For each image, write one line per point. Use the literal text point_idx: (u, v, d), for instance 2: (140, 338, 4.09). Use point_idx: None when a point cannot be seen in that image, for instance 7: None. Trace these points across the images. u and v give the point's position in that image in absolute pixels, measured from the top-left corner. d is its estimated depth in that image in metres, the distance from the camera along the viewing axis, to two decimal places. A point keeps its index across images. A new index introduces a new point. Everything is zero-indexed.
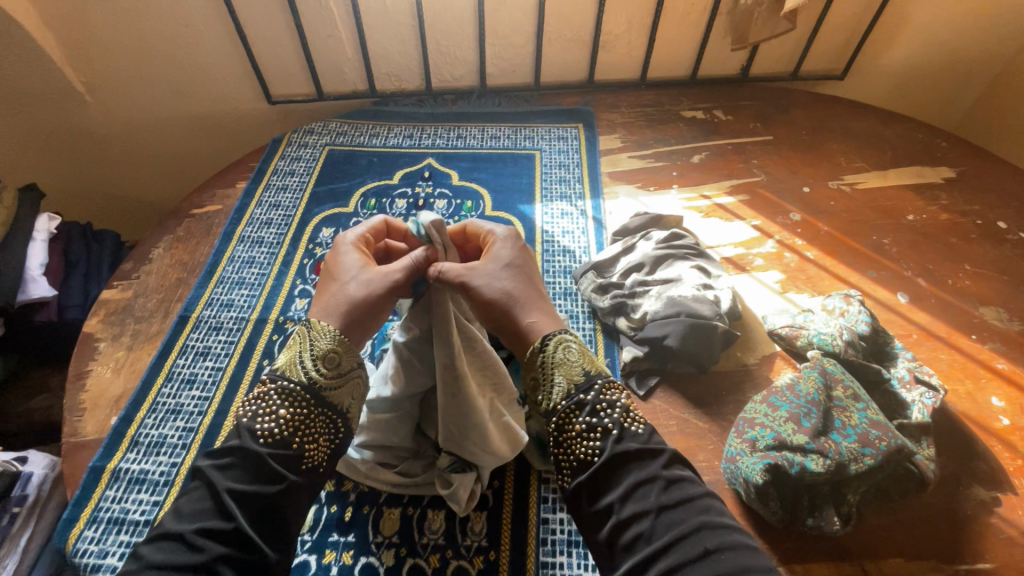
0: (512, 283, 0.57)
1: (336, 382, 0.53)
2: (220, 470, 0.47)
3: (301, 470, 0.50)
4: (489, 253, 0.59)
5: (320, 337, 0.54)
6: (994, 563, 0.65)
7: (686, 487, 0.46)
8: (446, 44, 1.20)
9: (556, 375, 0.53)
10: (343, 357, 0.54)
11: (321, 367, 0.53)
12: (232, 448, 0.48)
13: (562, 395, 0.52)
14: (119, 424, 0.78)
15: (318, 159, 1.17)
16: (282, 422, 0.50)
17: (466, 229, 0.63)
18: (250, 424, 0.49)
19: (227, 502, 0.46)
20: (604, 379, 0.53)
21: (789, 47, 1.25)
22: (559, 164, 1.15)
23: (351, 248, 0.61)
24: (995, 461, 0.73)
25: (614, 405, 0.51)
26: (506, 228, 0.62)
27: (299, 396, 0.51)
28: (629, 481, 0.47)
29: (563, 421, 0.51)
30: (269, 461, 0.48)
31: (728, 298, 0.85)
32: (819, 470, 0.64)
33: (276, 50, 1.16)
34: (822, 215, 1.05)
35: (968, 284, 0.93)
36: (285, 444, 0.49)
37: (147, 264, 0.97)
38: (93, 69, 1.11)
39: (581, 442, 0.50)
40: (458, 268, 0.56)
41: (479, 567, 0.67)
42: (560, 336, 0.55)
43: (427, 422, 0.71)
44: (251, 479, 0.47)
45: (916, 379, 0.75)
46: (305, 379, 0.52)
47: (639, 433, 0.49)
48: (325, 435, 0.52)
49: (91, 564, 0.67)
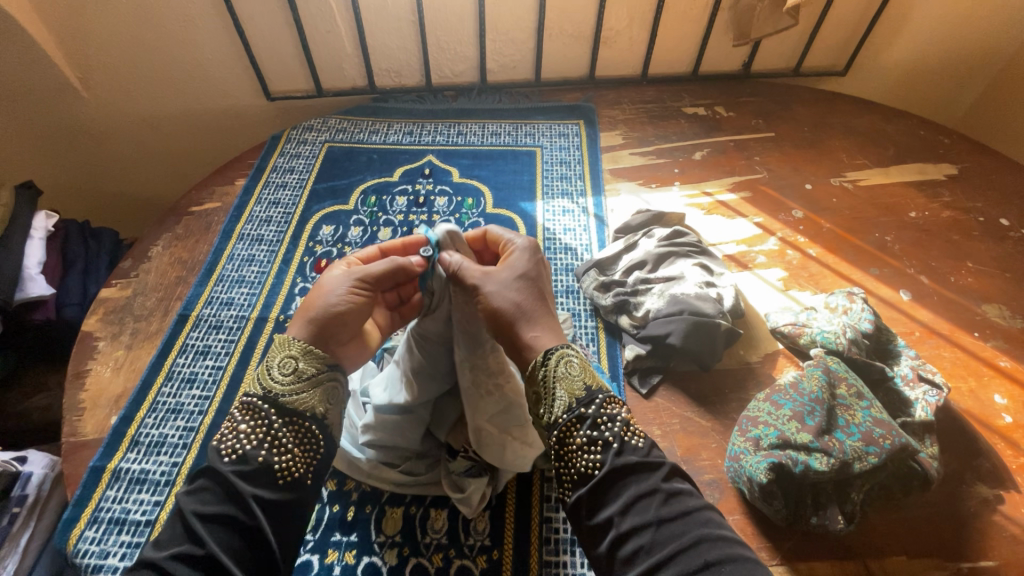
0: (522, 295, 0.56)
1: (298, 387, 0.53)
2: (191, 495, 0.47)
3: (277, 484, 0.49)
4: (506, 262, 0.58)
5: (277, 346, 0.54)
6: (997, 561, 0.65)
7: (686, 500, 0.46)
8: (446, 40, 1.19)
9: (557, 389, 0.52)
10: (303, 361, 0.54)
11: (277, 374, 0.53)
12: (200, 471, 0.49)
13: (563, 408, 0.51)
14: (119, 423, 0.78)
15: (318, 156, 1.16)
16: (244, 436, 0.50)
17: (484, 235, 0.64)
18: (214, 444, 0.50)
19: (196, 527, 0.45)
20: (605, 393, 0.53)
21: (792, 43, 1.24)
22: (560, 162, 1.15)
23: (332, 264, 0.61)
24: (998, 459, 0.73)
25: (615, 419, 0.51)
26: (524, 238, 0.61)
27: (259, 407, 0.51)
28: (628, 494, 0.46)
29: (563, 435, 0.51)
30: (233, 479, 0.47)
31: (730, 296, 0.84)
32: (823, 468, 0.63)
33: (275, 46, 1.15)
34: (824, 212, 1.04)
35: (971, 281, 0.93)
36: (250, 458, 0.49)
37: (145, 262, 0.97)
38: (88, 64, 1.10)
39: (581, 455, 0.49)
40: (475, 270, 0.57)
41: (482, 566, 0.67)
42: (563, 350, 0.53)
43: (435, 425, 0.71)
44: (219, 500, 0.47)
45: (919, 377, 0.75)
46: (262, 391, 0.52)
47: (639, 446, 0.49)
48: (297, 445, 0.51)
49: (93, 565, 0.67)
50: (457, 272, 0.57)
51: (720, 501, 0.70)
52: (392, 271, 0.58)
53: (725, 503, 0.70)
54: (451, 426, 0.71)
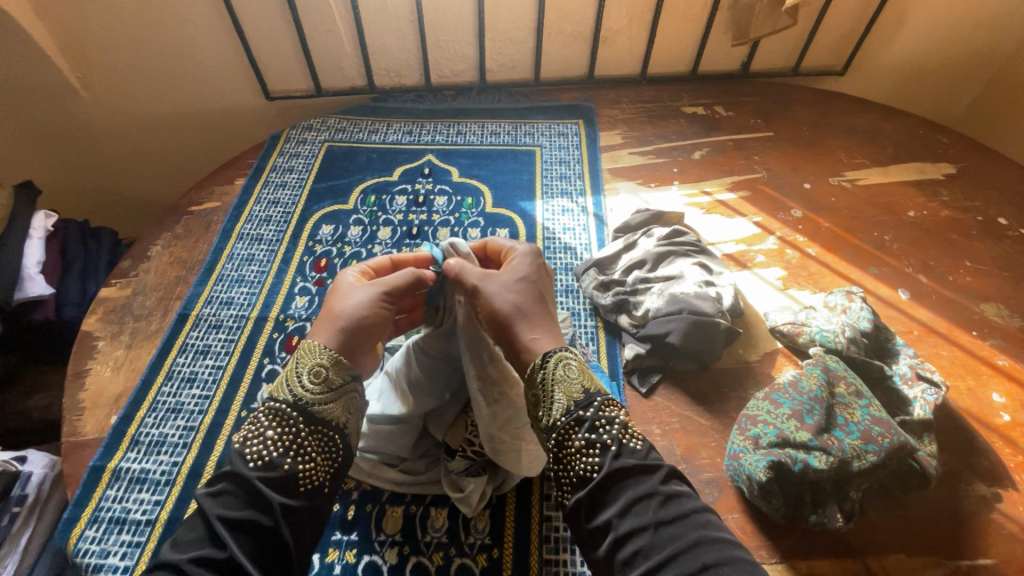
0: (522, 296, 0.57)
1: (326, 398, 0.54)
2: (214, 497, 0.48)
3: (299, 492, 0.50)
4: (507, 265, 0.60)
5: (308, 354, 0.55)
6: (995, 559, 0.65)
7: (685, 502, 0.46)
8: (445, 39, 1.19)
9: (555, 392, 0.53)
10: (332, 372, 0.54)
11: (308, 383, 0.54)
12: (225, 474, 0.50)
13: (561, 411, 0.52)
14: (119, 423, 0.78)
15: (317, 155, 1.16)
16: (271, 443, 0.51)
17: (486, 246, 0.66)
18: (240, 449, 0.50)
19: (221, 530, 0.46)
20: (603, 396, 0.53)
21: (790, 42, 1.24)
22: (559, 161, 1.15)
23: (350, 276, 0.62)
24: (996, 458, 0.73)
25: (613, 421, 0.51)
26: (528, 244, 0.63)
27: (288, 415, 0.52)
28: (626, 497, 0.46)
29: (562, 437, 0.51)
30: (259, 485, 0.48)
31: (730, 295, 0.84)
32: (822, 467, 0.64)
33: (274, 45, 1.15)
34: (823, 212, 1.04)
35: (969, 281, 0.93)
36: (276, 465, 0.50)
37: (145, 262, 0.97)
38: (87, 63, 1.10)
39: (580, 458, 0.50)
40: (475, 272, 0.58)
41: (482, 565, 0.67)
42: (561, 353, 0.54)
43: (432, 423, 0.70)
44: (243, 505, 0.48)
45: (917, 376, 0.75)
46: (292, 398, 0.53)
47: (637, 449, 0.50)
48: (321, 454, 0.52)
49: (93, 564, 0.67)
50: (457, 275, 0.59)
51: (720, 499, 0.70)
52: (413, 282, 0.60)
53: (725, 502, 0.70)
54: (449, 425, 0.70)
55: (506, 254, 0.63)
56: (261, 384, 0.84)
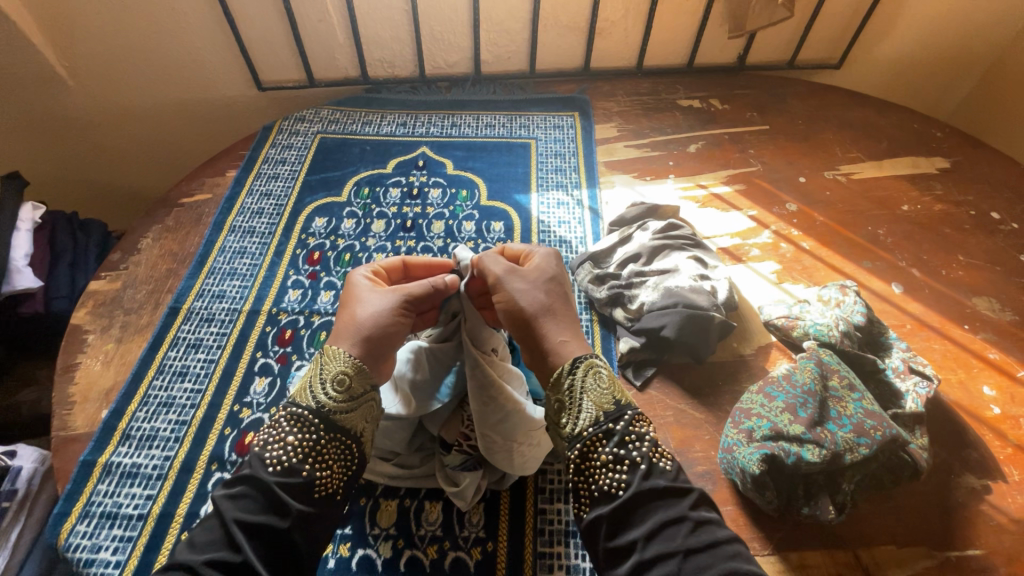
0: (550, 296, 0.59)
1: (348, 406, 0.54)
2: (232, 500, 0.48)
3: (314, 499, 0.50)
4: (531, 264, 0.62)
5: (332, 361, 0.56)
6: (984, 550, 0.66)
7: (714, 531, 0.46)
8: (440, 29, 1.17)
9: (584, 401, 0.54)
10: (353, 380, 0.55)
11: (330, 391, 0.54)
12: (243, 477, 0.50)
13: (589, 421, 0.53)
14: (109, 418, 0.77)
15: (309, 147, 1.15)
16: (291, 448, 0.51)
17: (503, 252, 0.66)
18: (261, 453, 0.51)
19: (236, 534, 0.46)
20: (633, 410, 0.54)
21: (786, 35, 1.24)
22: (554, 153, 1.14)
23: (364, 281, 0.63)
24: (986, 450, 0.74)
25: (643, 438, 0.52)
26: (545, 248, 0.65)
27: (308, 421, 0.53)
28: (655, 520, 0.47)
29: (587, 449, 0.52)
30: (278, 489, 0.49)
31: (724, 289, 0.85)
32: (816, 460, 0.64)
33: (265, 35, 1.13)
34: (818, 205, 1.05)
35: (962, 275, 0.94)
36: (294, 471, 0.50)
37: (136, 254, 0.95)
38: (74, 52, 1.08)
39: (606, 473, 0.50)
40: (503, 268, 0.60)
41: (477, 558, 0.67)
42: (591, 361, 0.55)
43: (428, 418, 0.69)
44: (260, 509, 0.48)
45: (909, 370, 0.75)
46: (315, 405, 0.54)
47: (667, 470, 0.50)
48: (338, 462, 0.53)
49: (85, 559, 0.67)
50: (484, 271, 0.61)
51: (714, 491, 0.71)
52: (431, 291, 0.61)
53: (719, 494, 0.71)
54: (445, 420, 0.69)
55: (520, 255, 0.65)
56: (254, 377, 0.83)
